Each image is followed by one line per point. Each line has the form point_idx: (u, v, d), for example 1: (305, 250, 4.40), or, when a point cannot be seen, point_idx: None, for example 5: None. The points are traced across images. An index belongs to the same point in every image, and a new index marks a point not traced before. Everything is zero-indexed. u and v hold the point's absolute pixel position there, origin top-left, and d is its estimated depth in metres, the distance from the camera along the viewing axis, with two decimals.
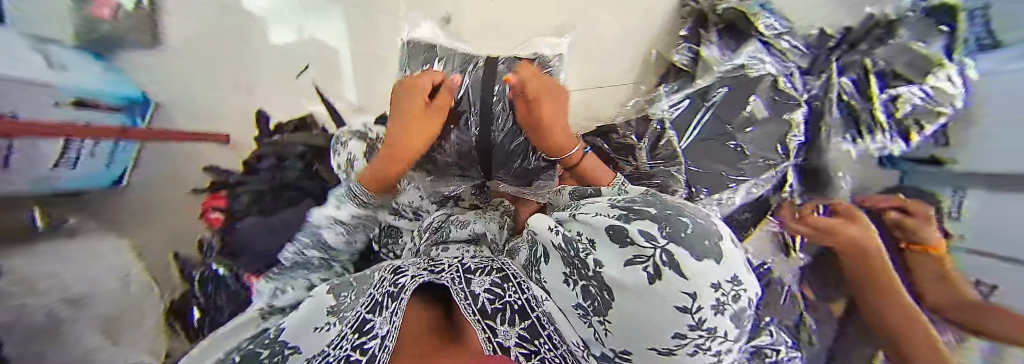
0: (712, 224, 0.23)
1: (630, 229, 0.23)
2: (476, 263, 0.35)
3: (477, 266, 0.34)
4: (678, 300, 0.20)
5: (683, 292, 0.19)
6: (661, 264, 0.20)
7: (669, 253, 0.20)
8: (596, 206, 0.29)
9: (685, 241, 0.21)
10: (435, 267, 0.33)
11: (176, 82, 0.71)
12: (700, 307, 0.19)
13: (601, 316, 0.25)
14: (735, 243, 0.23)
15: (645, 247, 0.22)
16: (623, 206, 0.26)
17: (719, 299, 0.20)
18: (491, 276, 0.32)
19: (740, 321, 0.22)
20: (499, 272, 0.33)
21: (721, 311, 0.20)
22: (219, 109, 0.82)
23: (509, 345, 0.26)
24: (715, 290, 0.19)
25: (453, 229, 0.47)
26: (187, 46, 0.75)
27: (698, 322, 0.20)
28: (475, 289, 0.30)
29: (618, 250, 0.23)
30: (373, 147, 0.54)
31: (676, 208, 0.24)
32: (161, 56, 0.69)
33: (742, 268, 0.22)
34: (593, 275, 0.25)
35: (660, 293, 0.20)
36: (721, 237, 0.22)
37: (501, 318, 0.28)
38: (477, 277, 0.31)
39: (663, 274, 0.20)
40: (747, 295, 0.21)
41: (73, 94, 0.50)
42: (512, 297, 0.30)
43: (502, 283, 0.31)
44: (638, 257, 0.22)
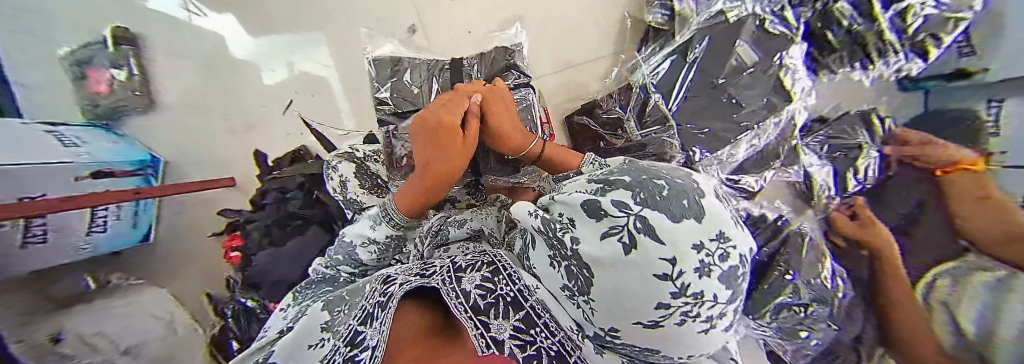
0: (693, 184, 0.21)
1: (604, 201, 0.21)
2: (466, 261, 0.35)
3: (467, 264, 0.34)
4: (656, 268, 0.17)
5: (661, 258, 0.17)
6: (635, 232, 0.18)
7: (643, 219, 0.18)
8: (576, 182, 0.27)
9: (660, 203, 0.18)
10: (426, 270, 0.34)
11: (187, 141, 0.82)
12: (681, 273, 0.17)
13: (584, 295, 0.23)
14: (720, 200, 0.21)
15: (620, 216, 0.20)
16: (601, 178, 0.24)
17: (703, 262, 0.17)
18: (481, 272, 0.32)
19: (732, 284, 0.19)
20: (489, 266, 0.34)
21: (705, 274, 0.18)
22: (219, 153, 0.85)
23: (503, 338, 0.26)
24: (696, 252, 0.17)
25: (451, 229, 0.47)
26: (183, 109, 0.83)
27: (680, 289, 0.17)
28: (467, 287, 0.30)
29: (595, 224, 0.21)
30: (361, 166, 0.56)
31: (653, 172, 0.22)
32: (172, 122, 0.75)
33: (730, 224, 0.19)
34: (572, 255, 0.23)
35: (639, 264, 0.18)
36: (704, 196, 0.20)
37: (495, 311, 0.28)
38: (466, 275, 0.32)
39: (638, 242, 0.18)
40: (733, 262, 0.19)
41: (92, 167, 0.54)
42: (505, 289, 0.30)
43: (493, 276, 0.32)
44: (613, 228, 0.20)
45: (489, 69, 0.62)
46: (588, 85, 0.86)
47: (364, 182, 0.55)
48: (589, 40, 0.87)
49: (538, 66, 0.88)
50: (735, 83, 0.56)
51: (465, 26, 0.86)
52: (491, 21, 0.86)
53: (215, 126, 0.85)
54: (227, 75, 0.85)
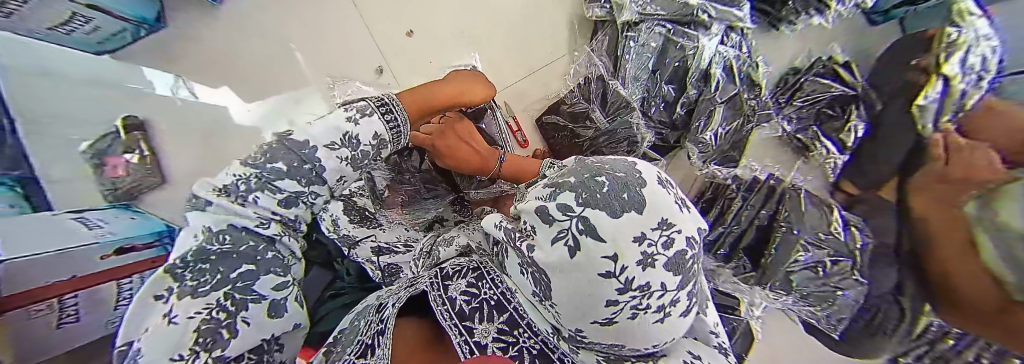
0: (636, 173, 0.25)
1: (551, 206, 0.25)
2: (454, 268, 0.38)
3: (455, 270, 0.37)
4: (601, 267, 0.22)
5: (604, 257, 0.22)
6: (580, 233, 0.23)
7: (586, 220, 0.23)
8: (536, 188, 0.30)
9: (600, 203, 0.23)
10: (416, 284, 0.37)
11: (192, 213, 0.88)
12: (624, 268, 0.21)
13: (548, 299, 0.26)
14: (664, 186, 0.25)
15: (565, 220, 0.24)
16: (554, 183, 0.27)
17: (646, 252, 0.22)
18: (465, 280, 0.35)
19: (681, 269, 0.23)
20: (474, 270, 0.36)
21: (649, 265, 0.22)
22: None
23: (487, 342, 0.30)
24: (638, 244, 0.22)
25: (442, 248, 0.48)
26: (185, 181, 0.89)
27: (625, 284, 0.22)
28: (453, 293, 0.34)
29: (548, 229, 0.25)
30: (348, 201, 0.56)
31: (598, 169, 0.26)
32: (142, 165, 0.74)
33: (671, 211, 0.24)
34: (529, 257, 0.26)
35: (586, 268, 0.22)
36: (647, 185, 0.24)
37: (480, 316, 0.32)
38: (453, 283, 0.35)
39: (582, 244, 0.22)
40: (675, 242, 0.23)
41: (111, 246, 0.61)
42: (488, 293, 0.33)
43: (477, 281, 0.35)
44: (561, 233, 0.24)
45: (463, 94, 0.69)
46: (551, 85, 0.89)
47: (353, 216, 0.55)
48: (543, 44, 0.89)
49: (504, 78, 0.89)
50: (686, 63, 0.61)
51: (427, 56, 0.89)
52: (450, 48, 0.89)
53: None
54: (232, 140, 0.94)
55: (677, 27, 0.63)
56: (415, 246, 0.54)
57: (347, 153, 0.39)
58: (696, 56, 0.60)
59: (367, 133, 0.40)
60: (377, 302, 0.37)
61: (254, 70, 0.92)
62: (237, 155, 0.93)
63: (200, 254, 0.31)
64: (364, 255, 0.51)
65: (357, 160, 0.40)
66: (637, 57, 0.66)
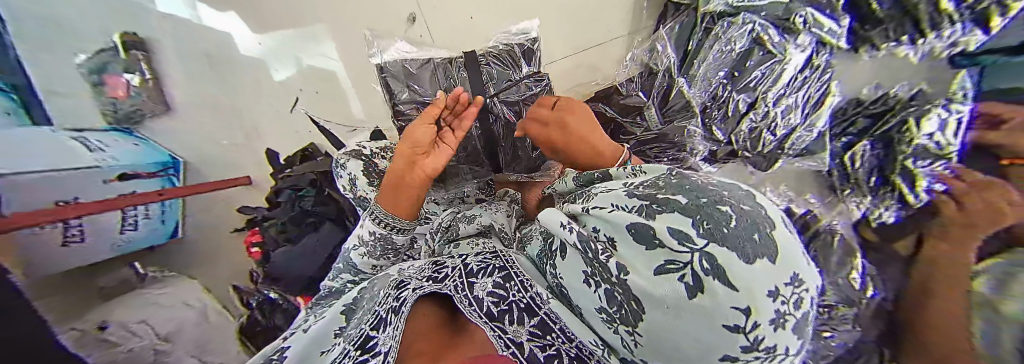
0: (761, 208, 0.15)
1: (657, 226, 0.16)
2: (478, 261, 0.31)
3: (478, 265, 0.30)
4: (727, 318, 0.13)
5: (733, 309, 0.13)
6: (701, 273, 0.14)
7: (711, 258, 0.13)
8: (609, 191, 0.21)
9: (730, 239, 0.13)
10: (440, 271, 0.31)
11: (195, 146, 0.84)
12: (756, 326, 0.13)
13: (629, 326, 0.17)
14: (790, 228, 0.15)
15: (678, 249, 0.15)
16: (642, 193, 0.18)
17: (780, 312, 0.13)
18: (492, 277, 0.28)
19: (804, 333, 0.14)
20: (500, 269, 0.29)
21: (780, 326, 0.13)
22: (216, 153, 0.85)
23: (521, 341, 0.23)
24: (774, 301, 0.13)
25: (462, 225, 0.43)
26: (189, 113, 0.84)
27: (753, 343, 0.13)
28: (479, 293, 0.27)
29: (645, 253, 0.16)
30: (369, 165, 0.54)
31: (712, 192, 0.16)
32: (239, 136, 0.85)
33: (803, 259, 0.14)
34: (616, 282, 0.17)
35: (706, 312, 0.13)
36: (775, 224, 0.14)
37: (509, 318, 0.25)
38: (479, 280, 0.28)
39: (706, 286, 0.13)
40: (811, 302, 0.14)
41: (118, 171, 0.60)
42: (517, 296, 0.26)
43: (505, 282, 0.27)
44: (672, 263, 0.15)
45: (506, 66, 0.53)
46: (602, 69, 0.79)
47: (373, 179, 0.52)
48: (601, 19, 0.79)
49: (552, 52, 0.81)
50: (745, 69, 0.52)
51: (466, 11, 0.80)
52: (496, 7, 0.79)
53: (228, 124, 0.85)
54: (235, 72, 0.85)
55: (766, 25, 0.51)
56: (431, 220, 0.48)
57: (364, 250, 0.41)
58: (778, 67, 0.49)
59: (366, 231, 0.42)
60: (398, 275, 0.33)
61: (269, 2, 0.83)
62: (239, 90, 0.85)
63: (321, 302, 0.41)
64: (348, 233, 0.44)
65: (373, 252, 0.41)
66: (716, 56, 0.54)
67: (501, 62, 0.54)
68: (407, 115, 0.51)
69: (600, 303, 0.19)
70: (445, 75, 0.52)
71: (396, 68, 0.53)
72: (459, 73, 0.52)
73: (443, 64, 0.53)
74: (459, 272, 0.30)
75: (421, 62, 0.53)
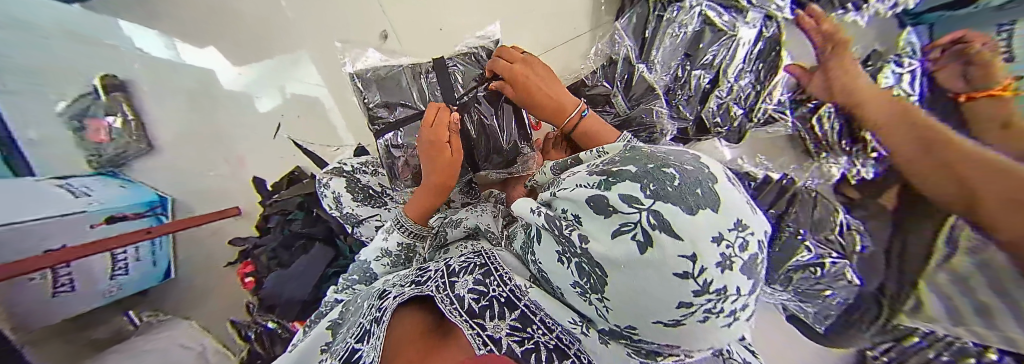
0: (704, 168, 0.16)
1: (611, 196, 0.16)
2: (461, 261, 0.33)
3: (461, 265, 0.32)
4: (676, 266, 0.13)
5: (681, 257, 0.13)
6: (650, 229, 0.14)
7: (657, 213, 0.14)
8: (575, 174, 0.22)
9: (672, 194, 0.14)
10: (422, 277, 0.32)
11: (180, 183, 0.84)
12: (703, 270, 0.13)
13: (598, 293, 0.19)
14: (733, 182, 0.16)
15: (629, 211, 0.15)
16: (605, 169, 0.18)
17: (725, 255, 0.13)
18: (473, 275, 0.29)
19: (754, 273, 0.15)
20: (482, 266, 0.30)
21: (728, 268, 0.14)
22: (203, 188, 0.85)
23: (499, 336, 0.23)
24: (718, 245, 0.13)
25: (450, 229, 0.45)
26: (172, 151, 0.85)
27: (702, 287, 0.13)
28: (461, 291, 0.28)
29: (603, 222, 0.17)
30: (353, 180, 0.55)
31: (659, 158, 0.17)
32: (224, 168, 0.86)
33: (744, 206, 0.15)
34: (581, 252, 0.18)
35: (655, 264, 0.14)
36: (716, 179, 0.15)
37: (491, 313, 0.25)
38: (460, 279, 0.29)
39: (655, 240, 0.14)
40: (757, 244, 0.15)
41: (103, 214, 0.61)
42: (498, 291, 0.27)
43: (484, 279, 0.28)
44: (624, 225, 0.15)
45: (474, 68, 0.54)
46: (570, 64, 0.82)
47: (357, 194, 0.54)
48: (564, 18, 0.82)
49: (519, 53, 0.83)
50: (702, 49, 0.55)
51: (433, 24, 0.83)
52: (462, 17, 0.82)
53: (213, 158, 0.86)
54: (215, 107, 0.86)
55: (711, 8, 0.55)
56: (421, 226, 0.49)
57: (388, 261, 0.43)
58: (734, 45, 0.52)
59: (395, 242, 0.44)
60: (382, 286, 0.34)
61: (246, 33, 0.85)
62: (220, 123, 0.86)
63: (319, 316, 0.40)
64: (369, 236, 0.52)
65: (395, 261, 0.43)
66: (673, 39, 0.57)
67: (468, 62, 0.54)
68: (381, 119, 0.51)
69: (573, 278, 0.20)
70: (413, 78, 0.53)
71: (365, 78, 0.53)
72: (427, 76, 0.53)
73: (413, 70, 0.53)
74: (440, 275, 0.31)
75: (390, 69, 0.54)
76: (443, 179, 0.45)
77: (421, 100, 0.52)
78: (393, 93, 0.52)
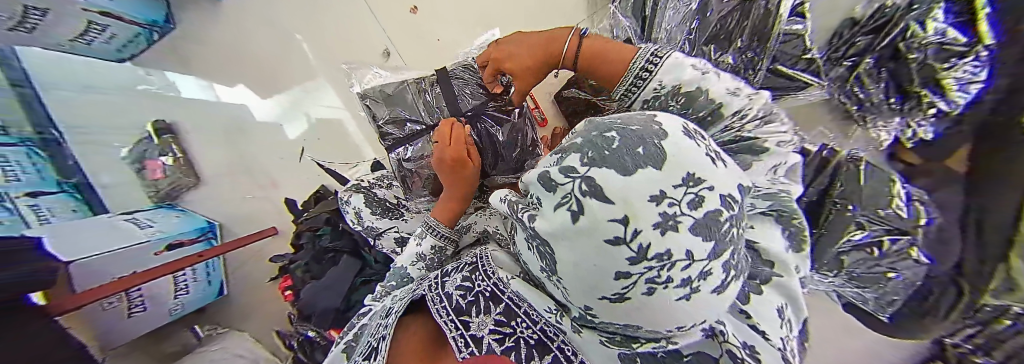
0: (654, 126, 0.15)
1: (552, 170, 0.15)
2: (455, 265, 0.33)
3: (454, 267, 0.33)
4: (607, 231, 0.12)
5: (612, 221, 0.12)
6: (581, 197, 0.13)
7: (590, 180, 0.13)
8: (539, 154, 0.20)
9: (608, 158, 0.13)
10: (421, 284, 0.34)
11: (224, 210, 0.93)
12: (637, 233, 0.12)
13: (556, 275, 0.17)
14: (693, 139, 0.14)
15: (567, 181, 0.14)
16: (561, 146, 0.17)
17: (666, 215, 0.12)
18: (461, 274, 0.30)
19: (716, 233, 0.13)
20: (472, 265, 0.31)
21: (672, 229, 0.12)
22: (244, 212, 0.93)
23: (482, 335, 0.24)
24: (656, 204, 0.12)
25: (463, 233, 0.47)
26: (216, 182, 0.93)
27: (638, 253, 0.12)
28: (449, 290, 0.29)
29: (550, 196, 0.15)
30: (369, 195, 0.57)
31: (606, 125, 0.16)
32: (260, 192, 0.94)
33: (703, 161, 0.13)
34: (534, 233, 0.18)
35: (588, 232, 0.13)
36: (666, 137, 0.14)
37: (476, 309, 0.26)
38: (450, 281, 0.30)
39: (586, 208, 0.13)
40: (719, 210, 0.13)
41: (162, 243, 0.68)
42: (482, 286, 0.27)
43: (472, 275, 0.29)
44: (562, 199, 0.14)
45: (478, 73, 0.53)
46: None
47: (375, 208, 0.56)
48: (559, 10, 0.81)
49: None
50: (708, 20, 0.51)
51: (433, 34, 0.85)
52: (459, 24, 0.84)
53: (250, 184, 0.94)
54: (249, 138, 0.94)
55: None
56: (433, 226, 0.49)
57: (422, 265, 0.41)
58: None
59: (429, 246, 0.42)
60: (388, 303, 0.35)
61: (269, 68, 0.93)
62: (253, 152, 0.94)
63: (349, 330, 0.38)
64: (390, 246, 0.54)
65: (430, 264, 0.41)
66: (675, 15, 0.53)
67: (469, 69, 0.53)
68: (392, 135, 0.52)
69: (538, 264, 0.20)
70: (418, 93, 0.52)
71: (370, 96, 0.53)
72: (432, 91, 0.52)
73: (418, 82, 0.53)
74: (435, 279, 0.32)
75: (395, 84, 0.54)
76: (464, 185, 0.45)
77: (428, 112, 0.52)
78: (400, 108, 0.52)
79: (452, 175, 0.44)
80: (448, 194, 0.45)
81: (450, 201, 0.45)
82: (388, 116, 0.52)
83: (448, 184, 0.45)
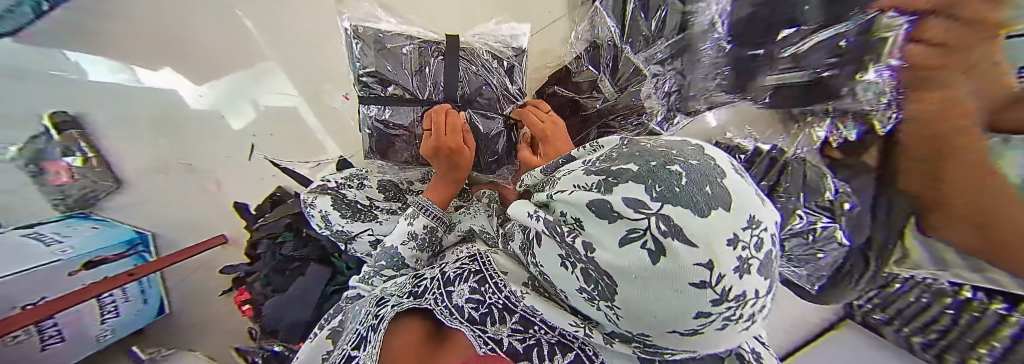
0: (708, 160, 0.16)
1: (613, 200, 0.16)
2: (456, 266, 0.31)
3: (455, 270, 0.30)
4: (693, 275, 0.14)
5: (697, 265, 0.14)
6: (660, 236, 0.14)
7: (666, 218, 0.14)
8: (570, 173, 0.21)
9: (682, 198, 0.14)
10: (421, 284, 0.31)
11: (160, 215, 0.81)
12: (721, 277, 0.14)
13: (608, 301, 0.18)
14: (742, 174, 0.16)
15: (632, 216, 0.15)
16: (601, 168, 0.18)
17: (741, 258, 0.14)
18: (467, 283, 0.28)
19: (768, 270, 0.15)
20: (476, 272, 0.29)
21: (745, 271, 0.14)
22: (185, 218, 0.82)
23: (501, 337, 0.23)
24: (733, 249, 0.14)
25: (452, 228, 0.43)
26: (145, 184, 0.81)
27: (720, 295, 0.14)
28: (459, 302, 0.27)
29: (607, 227, 0.16)
30: (338, 196, 0.53)
31: (660, 153, 0.17)
32: (207, 195, 0.84)
33: (757, 201, 0.15)
34: (587, 260, 0.18)
35: (670, 274, 0.14)
36: (725, 176, 0.15)
37: (491, 319, 0.24)
38: (458, 286, 0.28)
39: (668, 249, 0.14)
40: (768, 248, 0.15)
41: (81, 259, 0.58)
42: (494, 298, 0.26)
43: (481, 286, 0.27)
44: (632, 232, 0.15)
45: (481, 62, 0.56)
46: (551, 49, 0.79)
47: (344, 210, 0.51)
48: None
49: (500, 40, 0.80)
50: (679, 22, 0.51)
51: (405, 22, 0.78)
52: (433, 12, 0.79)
53: (192, 187, 0.83)
54: (184, 131, 0.82)
55: None
56: None
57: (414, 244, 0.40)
58: None
59: (421, 224, 0.40)
60: (379, 293, 0.33)
61: (205, 51, 0.80)
62: (191, 149, 0.82)
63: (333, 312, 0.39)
64: (363, 251, 0.50)
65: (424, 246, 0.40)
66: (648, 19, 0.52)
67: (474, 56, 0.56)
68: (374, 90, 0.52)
69: (579, 282, 0.19)
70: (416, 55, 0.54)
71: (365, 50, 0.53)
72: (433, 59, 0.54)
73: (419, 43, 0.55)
74: (439, 283, 0.29)
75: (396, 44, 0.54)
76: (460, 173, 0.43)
77: (421, 85, 0.53)
78: (390, 63, 0.53)
79: (446, 161, 0.42)
80: (441, 178, 0.44)
81: (443, 187, 0.44)
82: (375, 68, 0.52)
83: (441, 169, 0.43)
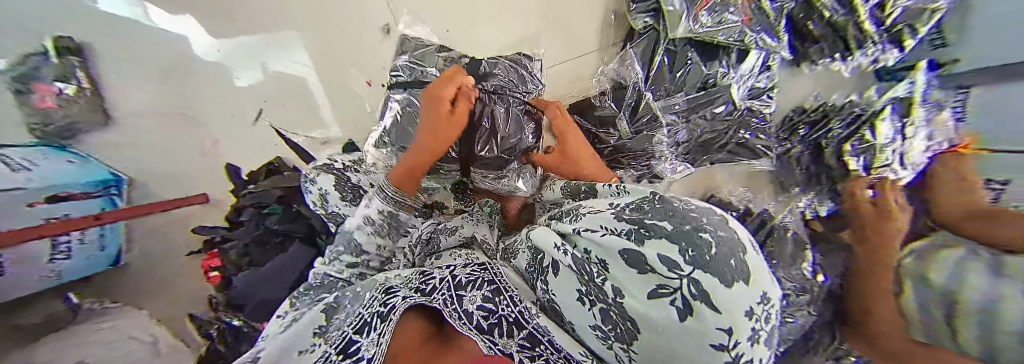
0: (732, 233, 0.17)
1: (647, 253, 0.17)
2: (466, 271, 0.30)
3: (467, 276, 0.29)
4: (715, 338, 0.15)
5: (719, 329, 0.14)
6: (691, 297, 0.15)
7: (696, 282, 0.15)
8: (597, 212, 0.22)
9: (712, 265, 0.15)
10: (428, 281, 0.30)
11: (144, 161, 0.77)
12: (738, 344, 0.15)
13: (624, 343, 0.19)
14: (759, 250, 0.17)
15: (670, 272, 0.16)
16: (631, 217, 0.19)
17: (755, 329, 0.15)
18: (482, 290, 0.27)
19: (771, 342, 0.17)
20: (489, 281, 0.28)
21: (756, 341, 0.15)
22: (168, 168, 0.79)
23: (511, 352, 0.23)
24: (748, 320, 0.15)
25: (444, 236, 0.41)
26: (134, 126, 0.77)
27: (734, 359, 0.15)
28: (469, 307, 0.26)
29: (636, 276, 0.17)
30: (342, 177, 0.52)
31: (692, 218, 0.17)
32: (200, 149, 0.81)
33: (769, 276, 0.16)
34: (612, 303, 0.19)
35: (694, 332, 0.15)
36: (747, 251, 0.16)
37: (498, 331, 0.25)
38: (468, 293, 0.27)
39: (695, 309, 0.15)
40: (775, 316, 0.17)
41: (46, 191, 0.55)
42: (506, 310, 0.25)
43: (495, 295, 0.27)
44: (662, 288, 0.16)
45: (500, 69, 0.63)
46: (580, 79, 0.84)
47: (346, 194, 0.50)
48: (574, 33, 0.83)
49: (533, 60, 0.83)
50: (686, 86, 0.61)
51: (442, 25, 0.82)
52: (470, 20, 0.82)
53: (185, 138, 0.80)
54: (190, 81, 0.79)
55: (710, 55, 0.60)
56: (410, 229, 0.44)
57: (369, 227, 0.40)
58: None
59: (375, 210, 0.41)
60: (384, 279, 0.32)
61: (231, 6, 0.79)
62: (193, 100, 0.80)
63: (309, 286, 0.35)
64: None
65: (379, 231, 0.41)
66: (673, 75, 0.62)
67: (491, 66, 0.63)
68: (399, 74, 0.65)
69: (598, 318, 0.21)
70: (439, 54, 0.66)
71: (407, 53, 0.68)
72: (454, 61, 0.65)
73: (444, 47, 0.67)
74: (447, 285, 0.28)
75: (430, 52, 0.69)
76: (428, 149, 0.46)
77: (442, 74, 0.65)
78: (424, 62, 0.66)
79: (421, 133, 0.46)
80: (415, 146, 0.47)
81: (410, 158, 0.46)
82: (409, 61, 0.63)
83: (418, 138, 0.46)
